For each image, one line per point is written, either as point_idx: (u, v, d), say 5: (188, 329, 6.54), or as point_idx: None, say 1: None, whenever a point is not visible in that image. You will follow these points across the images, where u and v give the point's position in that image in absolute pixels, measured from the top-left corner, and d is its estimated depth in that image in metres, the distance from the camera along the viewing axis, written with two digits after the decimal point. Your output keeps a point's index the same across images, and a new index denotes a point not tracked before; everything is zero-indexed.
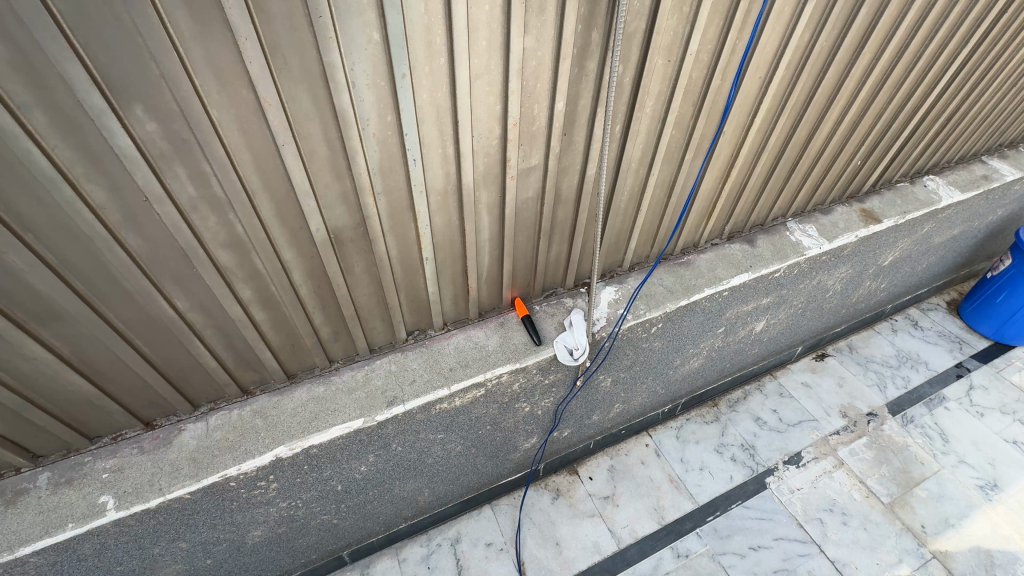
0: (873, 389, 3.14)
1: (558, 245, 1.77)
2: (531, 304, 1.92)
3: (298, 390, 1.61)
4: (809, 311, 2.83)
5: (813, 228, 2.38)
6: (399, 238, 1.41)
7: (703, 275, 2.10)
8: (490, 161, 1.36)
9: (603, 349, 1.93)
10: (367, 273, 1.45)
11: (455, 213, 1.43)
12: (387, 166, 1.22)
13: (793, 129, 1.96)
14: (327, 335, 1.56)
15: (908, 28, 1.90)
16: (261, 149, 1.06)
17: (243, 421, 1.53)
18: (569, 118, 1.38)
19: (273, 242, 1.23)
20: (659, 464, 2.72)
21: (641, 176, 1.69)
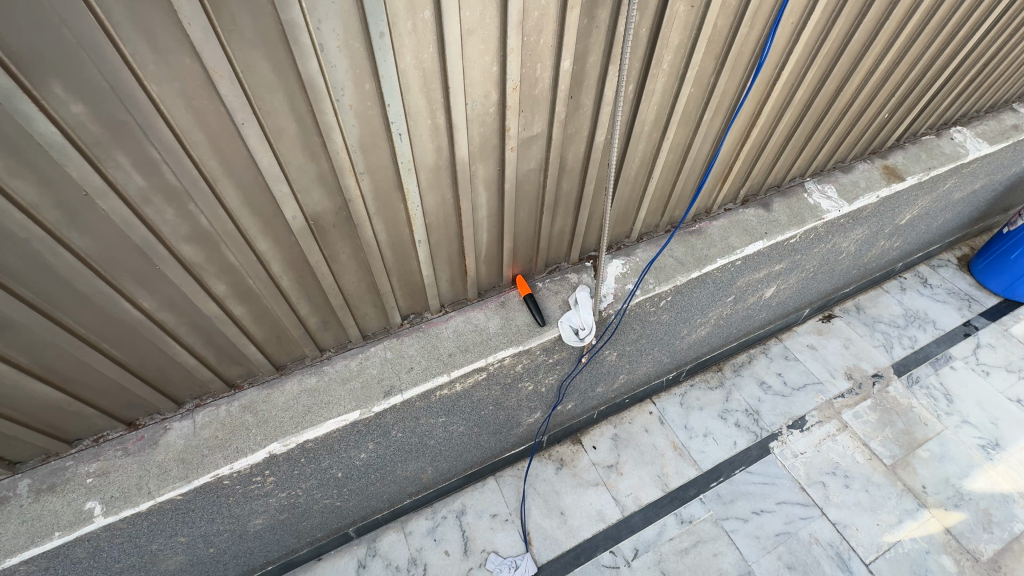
0: (879, 350, 3.10)
1: (562, 219, 1.62)
2: (533, 281, 1.80)
3: (289, 382, 1.52)
4: (820, 275, 2.72)
5: (832, 188, 2.23)
6: (388, 221, 1.26)
7: (716, 244, 1.97)
8: (487, 131, 1.20)
9: (610, 326, 1.83)
10: (354, 260, 1.31)
11: (449, 190, 1.28)
12: (368, 142, 1.06)
13: (822, 80, 1.78)
14: (315, 324, 1.45)
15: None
16: (218, 129, 0.90)
17: (232, 418, 1.44)
18: (576, 78, 1.20)
19: (245, 232, 1.08)
20: (663, 431, 2.70)
21: (655, 140, 1.52)
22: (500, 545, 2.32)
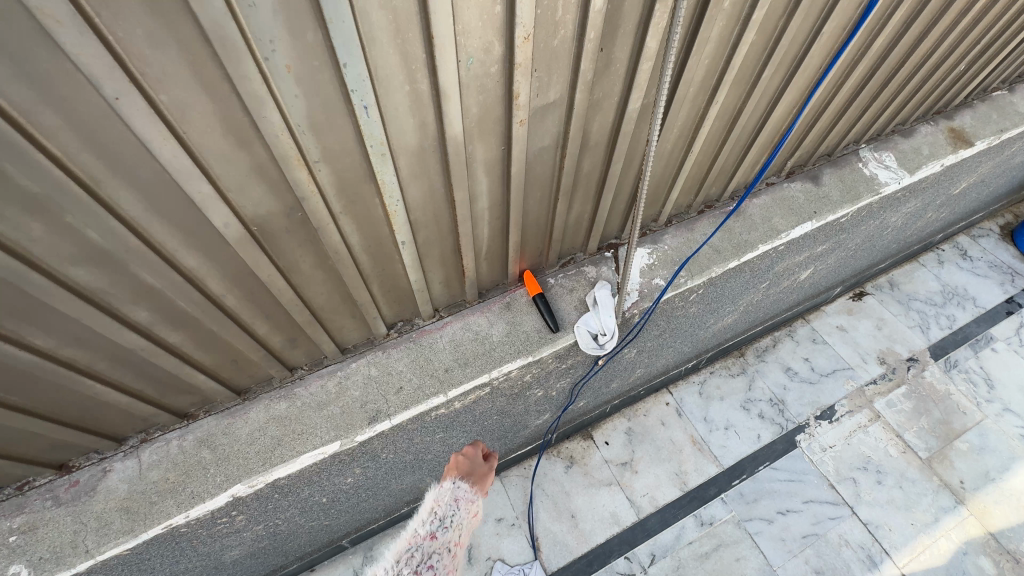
0: (914, 332, 2.85)
1: (581, 205, 1.32)
2: (544, 277, 1.51)
3: (254, 409, 1.26)
4: (860, 252, 2.43)
5: (890, 155, 1.91)
6: (361, 221, 0.97)
7: (758, 227, 1.67)
8: (487, 98, 0.88)
9: (633, 328, 1.56)
10: (320, 269, 1.03)
11: (439, 178, 0.98)
12: (322, 120, 0.76)
13: (906, 24, 1.44)
14: (279, 343, 1.18)
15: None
16: (84, 108, 0.61)
17: (186, 456, 1.20)
18: (608, 24, 0.88)
19: (159, 245, 0.80)
20: (681, 425, 2.49)
21: (700, 105, 1.20)
22: (507, 553, 2.15)
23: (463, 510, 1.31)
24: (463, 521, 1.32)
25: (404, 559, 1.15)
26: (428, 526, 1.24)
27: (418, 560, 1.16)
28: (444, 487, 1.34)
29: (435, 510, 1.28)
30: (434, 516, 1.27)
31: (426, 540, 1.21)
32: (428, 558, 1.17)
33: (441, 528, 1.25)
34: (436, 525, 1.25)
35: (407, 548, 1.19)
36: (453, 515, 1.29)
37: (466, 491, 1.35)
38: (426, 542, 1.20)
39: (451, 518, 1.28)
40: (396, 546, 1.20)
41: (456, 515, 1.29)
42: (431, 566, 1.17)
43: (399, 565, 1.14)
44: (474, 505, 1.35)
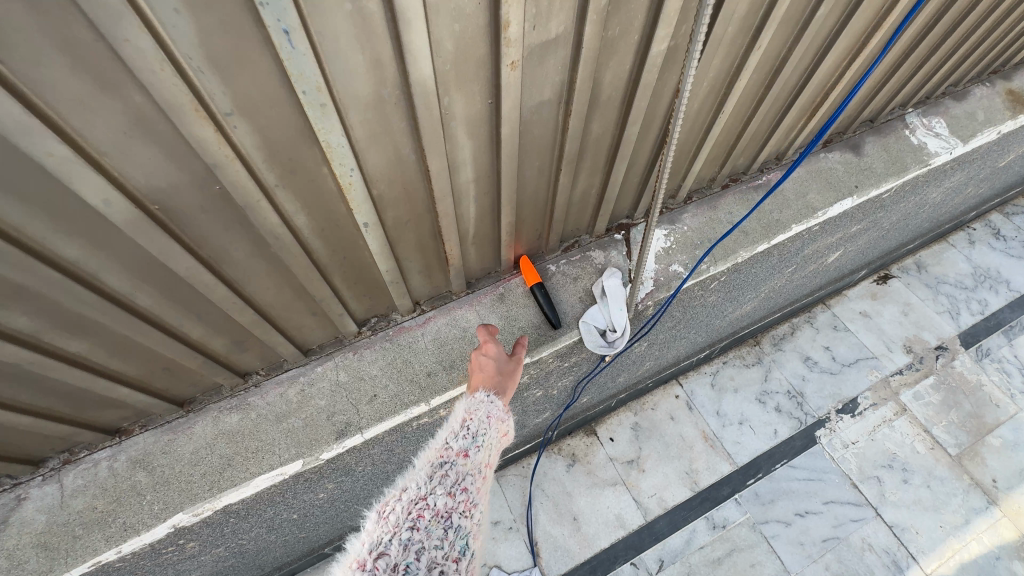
0: (943, 317, 2.64)
1: (589, 177, 1.09)
2: (543, 264, 1.29)
3: (199, 423, 1.06)
4: (892, 232, 2.21)
5: (941, 121, 1.66)
6: (306, 197, 0.75)
7: (791, 204, 1.44)
8: (465, 30, 0.65)
9: (646, 322, 1.36)
10: (260, 259, 0.82)
11: (407, 141, 0.76)
12: (227, 53, 0.53)
13: None
14: (223, 347, 0.98)
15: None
16: None
17: (116, 480, 1.01)
18: None
19: (15, 229, 0.59)
20: (692, 420, 2.31)
21: (738, 51, 0.96)
22: (504, 559, 2.00)
23: (498, 428, 0.94)
24: (498, 439, 0.96)
25: (433, 476, 0.83)
26: (461, 438, 0.90)
27: (451, 480, 0.83)
28: (471, 395, 0.98)
29: (467, 421, 0.92)
30: (467, 427, 0.92)
31: (459, 456, 0.87)
32: (463, 480, 0.85)
33: (476, 443, 0.90)
34: (469, 441, 0.90)
35: (436, 464, 0.86)
36: (488, 431, 0.93)
37: (500, 404, 0.97)
38: (459, 459, 0.87)
39: (486, 432, 0.92)
40: (421, 461, 0.88)
41: (490, 432, 0.94)
42: (468, 489, 0.84)
43: (429, 484, 0.82)
44: (511, 420, 0.99)
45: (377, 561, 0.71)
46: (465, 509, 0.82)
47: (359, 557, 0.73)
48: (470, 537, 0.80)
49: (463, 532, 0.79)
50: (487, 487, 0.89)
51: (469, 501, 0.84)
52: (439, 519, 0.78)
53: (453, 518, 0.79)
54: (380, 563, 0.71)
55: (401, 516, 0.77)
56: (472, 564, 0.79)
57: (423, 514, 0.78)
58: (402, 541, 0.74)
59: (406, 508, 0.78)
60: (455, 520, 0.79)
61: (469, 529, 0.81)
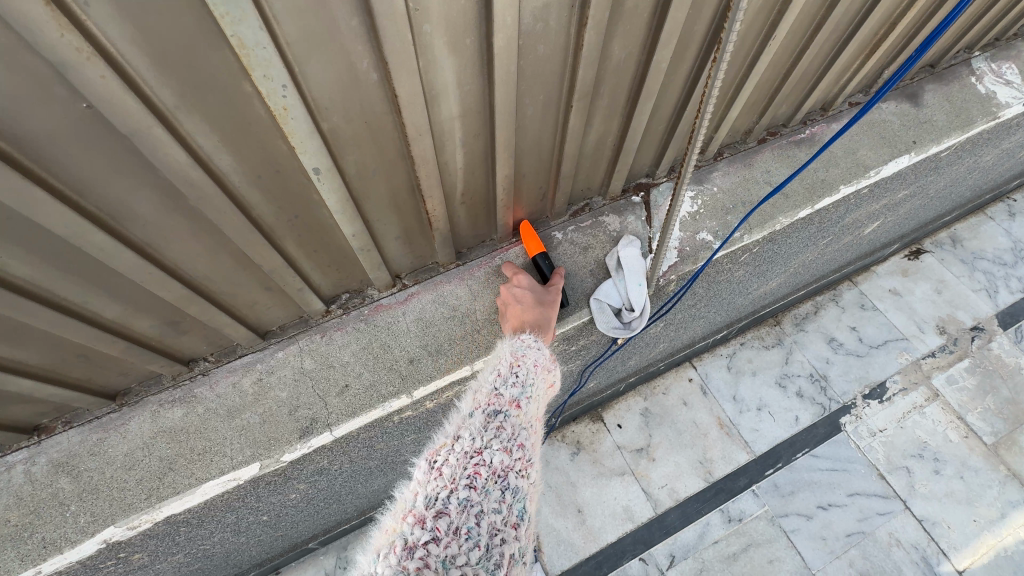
0: (980, 296, 2.44)
1: (605, 121, 0.89)
2: (548, 231, 1.09)
3: (135, 419, 0.89)
4: (934, 201, 1.99)
5: (1011, 67, 1.43)
6: (226, 128, 0.55)
7: (839, 163, 1.23)
8: None
9: (668, 299, 1.16)
10: (178, 216, 0.62)
11: (364, 50, 0.55)
12: None
13: None
14: (153, 329, 0.79)
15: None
16: None
17: (33, 488, 0.84)
18: None
19: None
20: (706, 406, 2.14)
21: None
22: None
23: (545, 378, 0.82)
24: (544, 392, 0.83)
25: (488, 426, 0.69)
26: (511, 385, 0.76)
27: (508, 434, 0.70)
28: (515, 337, 0.87)
29: (516, 367, 0.79)
30: (515, 373, 0.79)
31: (512, 406, 0.74)
32: (520, 433, 0.71)
33: (526, 394, 0.77)
34: (519, 389, 0.77)
35: (488, 411, 0.71)
36: (536, 380, 0.80)
37: (546, 350, 0.86)
38: (512, 409, 0.73)
39: (536, 382, 0.80)
40: (465, 406, 0.74)
41: (539, 381, 0.81)
42: (524, 444, 0.71)
43: (485, 434, 0.68)
44: (557, 371, 0.87)
45: (437, 520, 0.57)
46: (523, 469, 0.68)
47: (411, 515, 0.58)
48: (527, 500, 0.68)
49: (523, 495, 0.66)
50: (538, 443, 0.76)
51: (527, 459, 0.70)
52: (499, 478, 0.64)
53: (513, 476, 0.66)
54: (440, 522, 0.57)
55: (458, 469, 0.62)
56: (530, 530, 0.66)
57: (482, 469, 0.63)
58: (461, 500, 0.60)
59: (462, 460, 0.63)
60: (515, 480, 0.66)
61: (526, 492, 0.67)
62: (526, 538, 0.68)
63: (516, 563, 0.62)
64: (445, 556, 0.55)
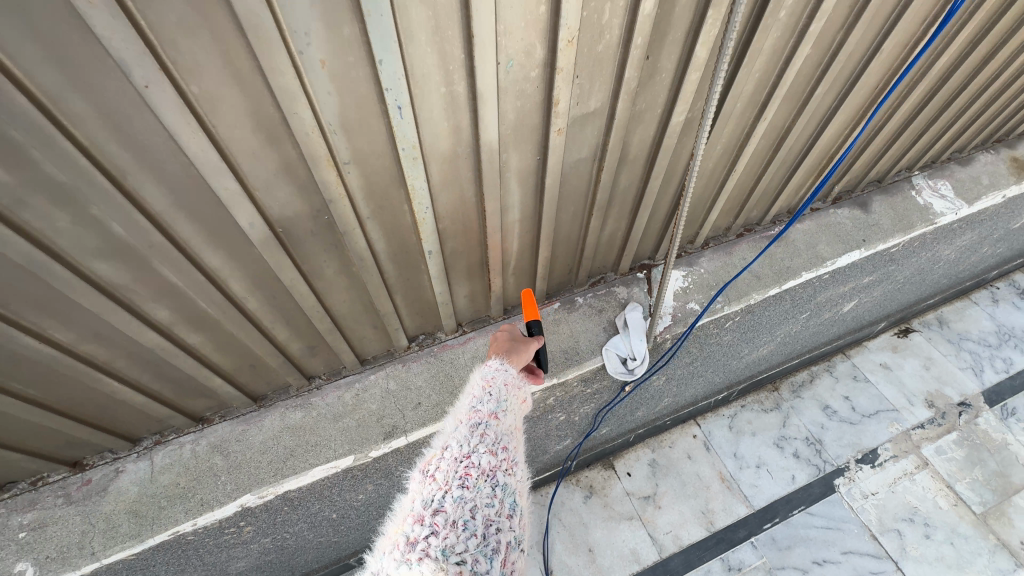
0: (966, 374, 2.65)
1: (616, 221, 1.26)
2: (572, 296, 1.45)
3: (269, 416, 1.23)
4: (907, 287, 2.30)
5: (947, 184, 1.79)
6: (388, 227, 0.94)
7: (801, 254, 1.58)
8: (525, 104, 0.84)
9: (666, 353, 1.49)
10: (344, 276, 1.00)
11: (472, 186, 0.94)
12: (354, 119, 0.72)
13: (971, 46, 1.33)
14: (298, 350, 1.15)
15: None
16: (111, 96, 0.58)
17: (197, 461, 1.17)
18: (657, 30, 0.83)
19: (183, 243, 0.78)
20: (709, 460, 2.36)
21: (747, 121, 1.13)
22: None
23: (517, 393, 0.96)
24: (519, 405, 0.98)
25: (472, 435, 0.85)
26: (488, 402, 0.91)
27: (490, 442, 0.85)
28: (484, 363, 1.00)
29: (488, 388, 0.94)
30: (489, 394, 0.93)
31: (491, 419, 0.88)
32: (501, 440, 0.86)
33: (502, 408, 0.92)
34: (495, 405, 0.91)
35: (469, 425, 0.87)
36: (509, 396, 0.94)
37: (513, 371, 0.99)
38: (491, 422, 0.88)
39: (508, 398, 0.94)
40: (451, 425, 0.89)
41: (512, 396, 0.95)
42: (507, 449, 0.86)
43: (469, 443, 0.84)
44: (527, 385, 1.01)
45: (435, 517, 0.73)
46: (507, 468, 0.83)
47: (413, 517, 0.75)
48: (515, 493, 0.83)
49: (510, 489, 0.81)
50: (520, 446, 0.91)
51: (510, 460, 0.85)
52: (486, 478, 0.79)
53: (499, 476, 0.81)
54: (438, 518, 0.73)
55: (449, 475, 0.79)
56: (520, 517, 0.82)
57: (470, 472, 0.79)
58: (455, 498, 0.75)
59: (452, 468, 0.79)
60: (501, 478, 0.81)
61: (512, 485, 0.82)
62: (520, 523, 0.83)
63: (510, 545, 0.77)
64: (445, 544, 0.70)
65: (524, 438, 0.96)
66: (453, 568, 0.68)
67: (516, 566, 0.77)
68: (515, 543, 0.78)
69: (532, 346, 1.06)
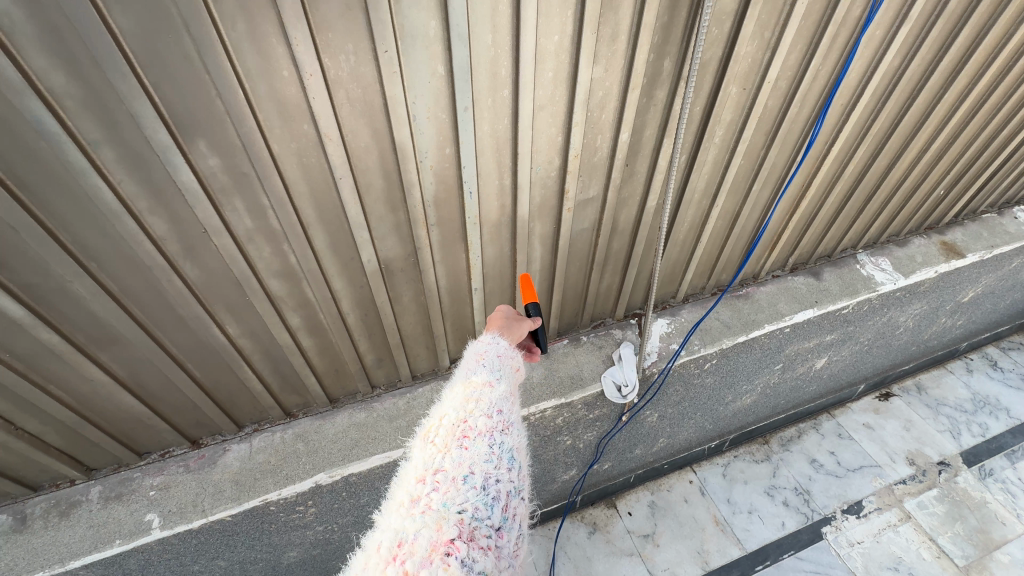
0: (945, 436, 2.87)
1: (610, 275, 1.67)
2: (578, 334, 1.84)
3: (340, 415, 1.59)
4: (874, 349, 2.63)
5: (887, 261, 2.20)
6: (450, 269, 1.36)
7: (764, 310, 1.95)
8: (547, 191, 1.29)
9: (654, 385, 1.83)
10: (414, 302, 1.41)
11: (508, 243, 1.37)
12: (442, 198, 1.17)
13: (872, 158, 1.76)
14: (371, 360, 1.53)
15: (1020, 39, 1.63)
16: (318, 183, 1.03)
17: (285, 445, 1.52)
18: (632, 149, 1.29)
19: (325, 271, 1.20)
20: (704, 504, 2.56)
21: (704, 207, 1.58)
22: None
23: (509, 361, 0.95)
24: (513, 373, 0.96)
25: (467, 400, 0.83)
26: (481, 372, 0.89)
27: (486, 404, 0.82)
28: (478, 339, 1.00)
29: (481, 359, 0.93)
30: (482, 363, 0.92)
31: (486, 384, 0.86)
32: (497, 403, 0.83)
33: (496, 375, 0.90)
34: (488, 372, 0.90)
35: (464, 391, 0.85)
36: (502, 364, 0.93)
37: (505, 342, 0.99)
38: (486, 387, 0.86)
39: (502, 365, 0.92)
40: (447, 395, 0.87)
41: (505, 365, 0.94)
42: (503, 410, 0.82)
43: (465, 407, 0.81)
44: (520, 354, 1.00)
45: (436, 475, 0.71)
46: (506, 426, 0.80)
47: (413, 479, 0.73)
48: (516, 448, 0.79)
49: (509, 445, 0.78)
50: (518, 410, 0.88)
51: (508, 421, 0.82)
52: (484, 437, 0.77)
53: (497, 435, 0.78)
54: (439, 475, 0.71)
55: (447, 438, 0.76)
56: (523, 471, 0.78)
57: (467, 434, 0.77)
58: (454, 456, 0.73)
59: (449, 431, 0.77)
60: (500, 435, 0.78)
61: (512, 441, 0.79)
62: (524, 477, 0.80)
63: (514, 495, 0.73)
64: (446, 499, 0.68)
65: (522, 404, 0.93)
66: (454, 517, 0.65)
67: (521, 515, 0.73)
68: (519, 493, 0.75)
69: (526, 324, 1.11)
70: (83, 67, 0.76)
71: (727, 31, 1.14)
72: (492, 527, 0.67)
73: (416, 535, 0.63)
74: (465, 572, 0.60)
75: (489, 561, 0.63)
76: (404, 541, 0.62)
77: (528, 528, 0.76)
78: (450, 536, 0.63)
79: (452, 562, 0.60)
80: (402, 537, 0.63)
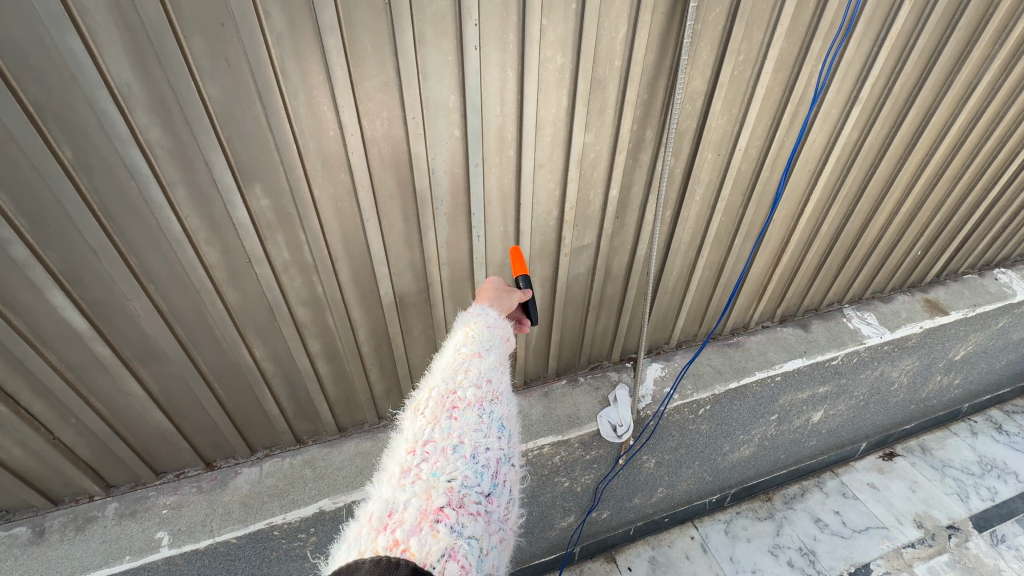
0: (952, 499, 2.82)
1: (606, 318, 1.80)
2: (576, 375, 1.94)
3: (347, 443, 1.67)
4: (870, 405, 2.67)
5: (872, 315, 2.31)
6: (457, 305, 1.50)
7: (754, 357, 2.05)
8: (546, 237, 1.46)
9: (648, 428, 1.90)
10: (423, 335, 1.54)
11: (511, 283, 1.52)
12: (453, 240, 1.34)
13: (845, 218, 1.94)
14: (380, 391, 1.64)
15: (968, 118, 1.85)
16: (349, 224, 1.21)
17: (293, 470, 1.59)
18: (622, 204, 1.47)
19: (346, 301, 1.35)
20: (706, 562, 2.50)
21: (690, 257, 1.73)
22: None
23: (499, 332, 1.02)
24: (503, 343, 1.04)
25: (457, 373, 0.90)
26: (471, 345, 0.96)
27: (475, 377, 0.89)
28: (468, 312, 1.07)
29: (472, 332, 0.99)
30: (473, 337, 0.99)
31: (475, 358, 0.93)
32: (485, 375, 0.91)
33: (484, 347, 0.97)
34: (477, 345, 0.97)
35: (454, 365, 0.92)
36: (492, 336, 1.00)
37: (494, 315, 1.06)
38: (475, 361, 0.93)
39: (491, 337, 1.00)
40: (438, 368, 0.94)
41: (495, 336, 1.01)
42: (490, 382, 0.91)
43: (454, 381, 0.88)
44: (508, 326, 1.07)
45: (427, 446, 0.77)
46: (494, 398, 0.88)
47: (404, 449, 0.78)
48: (503, 418, 0.87)
49: (496, 416, 0.85)
50: (505, 381, 0.96)
51: (496, 391, 0.90)
52: (472, 409, 0.84)
53: (485, 405, 0.86)
54: (430, 446, 0.77)
55: (436, 410, 0.83)
56: (510, 439, 0.86)
57: (456, 406, 0.84)
58: (444, 428, 0.80)
59: (439, 404, 0.84)
60: (487, 407, 0.85)
61: (500, 412, 0.87)
62: (512, 444, 0.87)
63: (502, 460, 0.81)
64: (436, 468, 0.74)
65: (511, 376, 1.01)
66: (443, 485, 0.71)
67: (509, 479, 0.81)
68: (507, 459, 0.83)
69: (516, 296, 1.17)
70: (175, 123, 0.96)
71: (699, 107, 1.35)
72: (481, 493, 0.74)
73: (406, 505, 0.68)
74: (455, 536, 0.66)
75: (477, 524, 0.69)
76: (394, 512, 0.67)
77: (517, 489, 0.84)
78: (439, 504, 0.68)
79: (441, 527, 0.65)
80: (392, 508, 0.67)
